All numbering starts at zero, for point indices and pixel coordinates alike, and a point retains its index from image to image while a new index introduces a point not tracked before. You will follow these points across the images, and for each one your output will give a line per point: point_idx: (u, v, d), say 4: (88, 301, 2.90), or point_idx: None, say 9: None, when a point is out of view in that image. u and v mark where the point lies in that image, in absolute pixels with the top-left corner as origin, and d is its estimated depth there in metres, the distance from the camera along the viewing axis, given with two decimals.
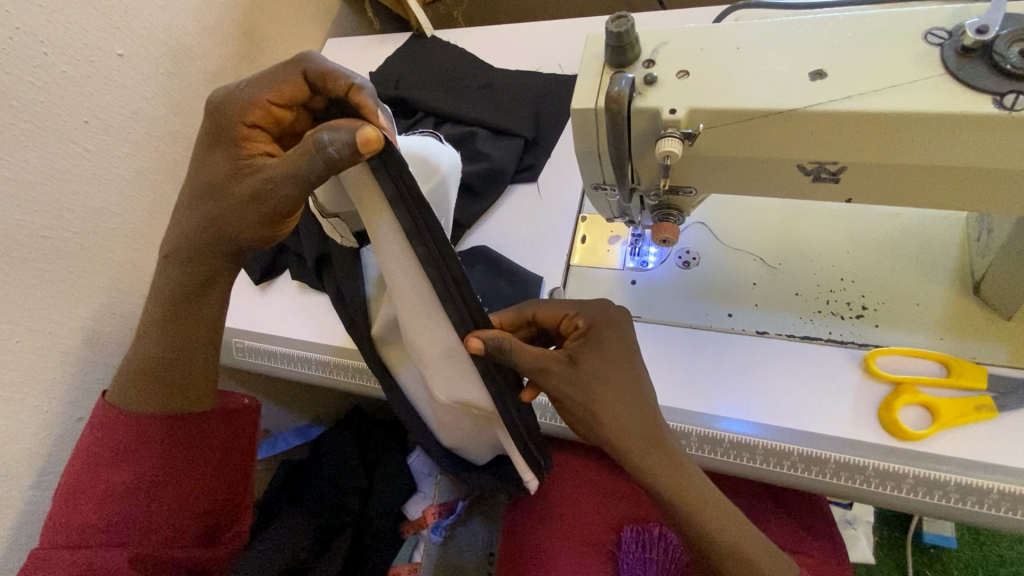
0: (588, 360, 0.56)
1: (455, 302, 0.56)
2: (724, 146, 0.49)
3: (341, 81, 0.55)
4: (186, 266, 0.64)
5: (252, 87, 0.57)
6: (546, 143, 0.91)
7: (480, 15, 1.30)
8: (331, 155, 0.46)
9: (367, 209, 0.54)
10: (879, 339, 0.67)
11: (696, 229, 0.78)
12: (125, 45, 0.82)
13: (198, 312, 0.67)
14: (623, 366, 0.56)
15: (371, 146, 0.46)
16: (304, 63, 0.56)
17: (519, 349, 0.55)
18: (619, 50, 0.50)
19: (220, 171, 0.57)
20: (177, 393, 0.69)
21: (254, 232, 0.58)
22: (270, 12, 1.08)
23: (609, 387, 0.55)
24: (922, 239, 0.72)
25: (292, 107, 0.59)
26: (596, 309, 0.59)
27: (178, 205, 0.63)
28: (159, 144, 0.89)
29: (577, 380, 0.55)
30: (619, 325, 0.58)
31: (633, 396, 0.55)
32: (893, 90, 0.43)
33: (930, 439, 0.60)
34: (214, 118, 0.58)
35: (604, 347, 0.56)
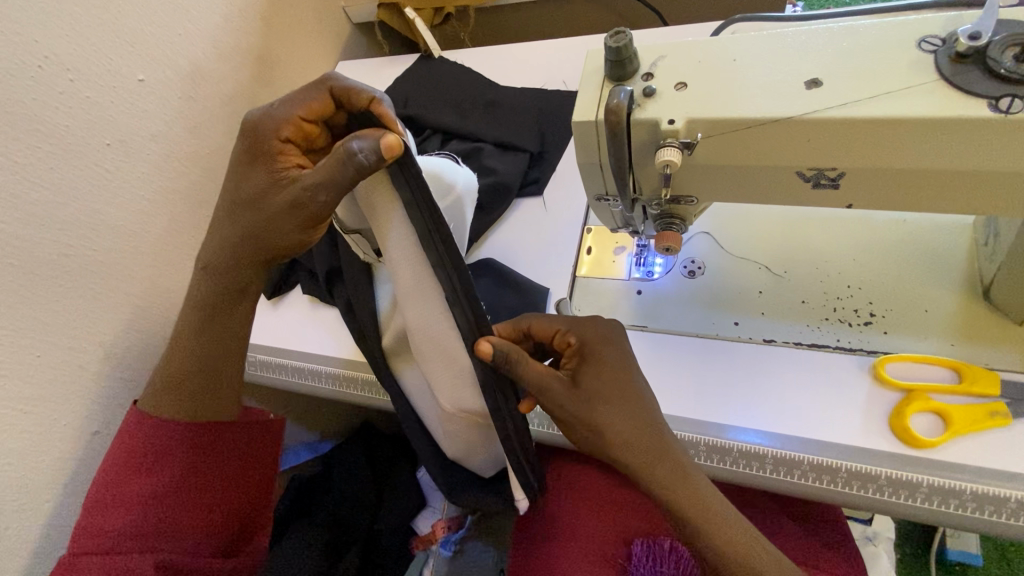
0: (588, 377, 0.58)
1: (462, 306, 0.56)
2: (724, 155, 0.50)
3: (364, 95, 0.58)
4: (222, 276, 0.66)
5: (284, 105, 0.60)
6: (552, 157, 0.93)
7: (486, 36, 1.33)
8: (361, 162, 0.49)
9: (379, 217, 0.57)
10: (888, 346, 0.67)
11: (700, 239, 0.79)
12: (146, 71, 0.85)
13: (230, 321, 0.69)
14: (622, 381, 0.58)
15: (393, 152, 0.49)
16: (331, 80, 0.59)
17: (523, 366, 0.56)
18: (618, 64, 0.51)
19: (258, 185, 0.60)
20: (209, 400, 0.71)
21: (289, 241, 0.60)
22: (283, 37, 1.12)
23: (609, 404, 0.56)
24: (930, 245, 0.71)
25: (320, 122, 0.61)
26: (590, 329, 0.62)
27: (216, 219, 0.66)
28: (177, 164, 0.92)
29: (580, 397, 0.56)
30: (614, 342, 0.61)
31: (634, 407, 0.56)
32: (890, 96, 0.44)
33: (943, 447, 0.59)
34: (250, 135, 0.61)
35: (603, 364, 0.58)
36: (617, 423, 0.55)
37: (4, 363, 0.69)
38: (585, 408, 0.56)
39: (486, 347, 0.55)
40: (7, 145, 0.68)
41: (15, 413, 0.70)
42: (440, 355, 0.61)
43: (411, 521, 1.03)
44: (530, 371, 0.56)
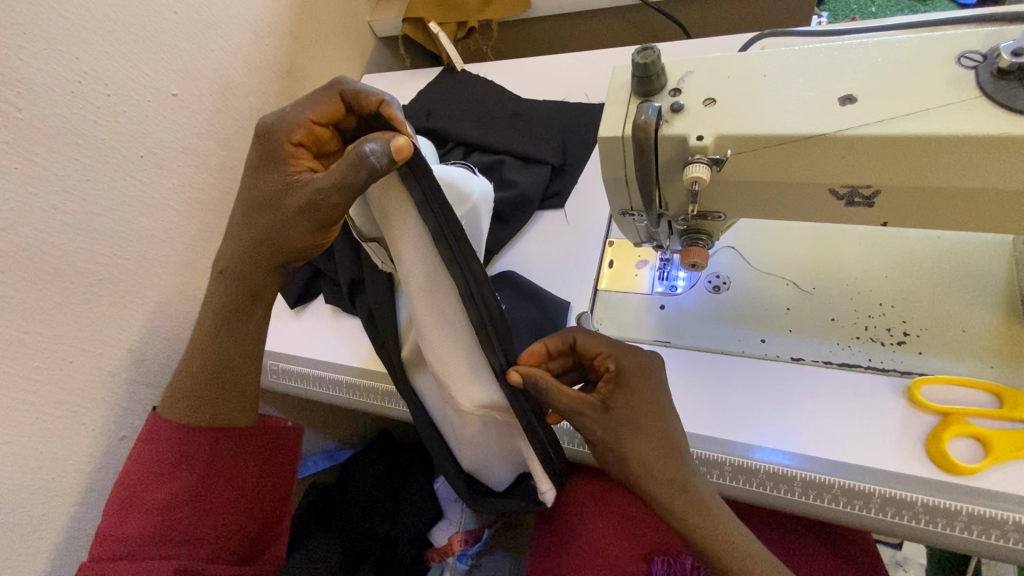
0: (622, 407, 0.56)
1: (477, 302, 0.55)
2: (754, 172, 0.50)
3: (373, 98, 0.59)
4: (237, 281, 0.67)
5: (295, 109, 0.61)
6: (573, 170, 0.92)
7: (508, 49, 1.35)
8: (372, 165, 0.49)
9: (390, 219, 0.57)
10: (923, 367, 0.64)
11: (726, 253, 0.77)
12: (179, 85, 0.88)
13: (245, 325, 0.69)
14: (653, 415, 0.57)
15: (403, 154, 0.50)
16: (340, 85, 0.60)
17: (556, 391, 0.57)
18: (645, 79, 0.51)
19: (271, 188, 0.61)
20: (223, 404, 0.72)
21: (301, 243, 0.60)
22: (310, 51, 1.15)
23: (639, 435, 0.56)
24: (967, 263, 0.69)
25: (330, 126, 0.62)
26: (631, 359, 0.60)
27: (231, 224, 0.67)
28: (205, 175, 0.94)
29: (611, 425, 0.56)
30: (649, 372, 0.60)
31: (663, 441, 0.56)
32: (928, 113, 0.43)
33: (984, 473, 0.57)
34: (263, 141, 0.62)
35: (637, 396, 0.57)
36: (642, 456, 0.55)
37: (38, 368, 0.71)
38: (611, 436, 0.56)
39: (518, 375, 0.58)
40: (47, 157, 0.70)
41: (45, 417, 0.72)
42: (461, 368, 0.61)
43: (429, 532, 1.02)
44: (561, 397, 0.57)
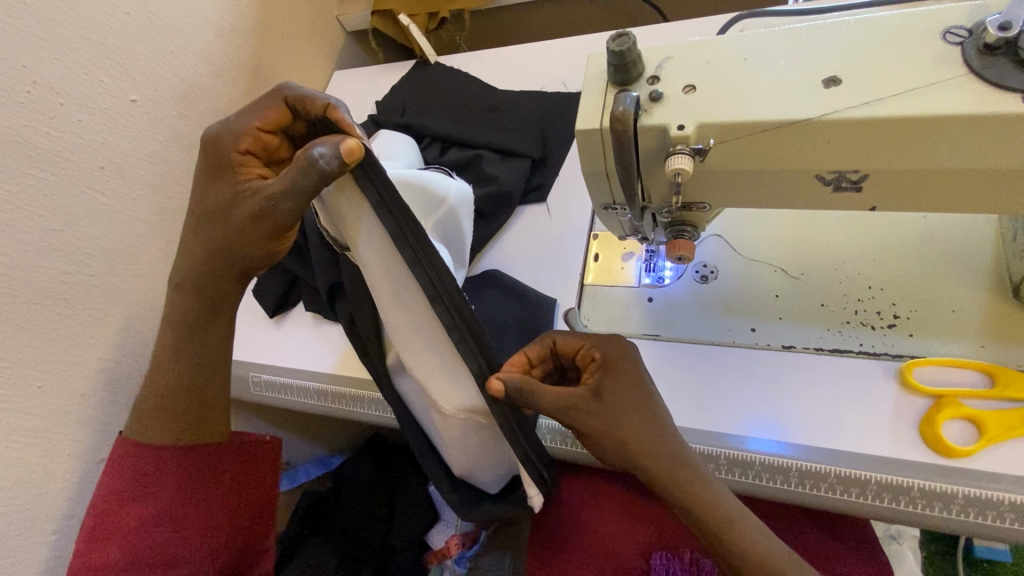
0: (612, 391, 0.57)
1: (446, 305, 0.52)
2: (737, 160, 0.48)
3: (318, 102, 0.57)
4: (197, 294, 0.63)
5: (239, 118, 0.59)
6: (554, 163, 0.90)
7: (481, 40, 1.32)
8: (321, 169, 0.47)
9: (349, 221, 0.54)
10: (915, 349, 0.63)
11: (713, 242, 0.76)
12: (138, 91, 0.84)
13: (207, 338, 0.66)
14: (641, 395, 0.57)
15: (354, 156, 0.47)
16: (284, 91, 0.59)
17: (541, 390, 0.55)
18: (622, 68, 0.48)
19: (220, 199, 0.58)
20: (186, 421, 0.68)
21: (258, 250, 0.57)
22: (276, 49, 1.10)
23: (631, 413, 0.56)
24: (954, 241, 0.68)
25: (278, 132, 0.60)
26: (611, 346, 0.61)
27: (184, 236, 0.63)
28: (173, 183, 0.90)
29: (605, 412, 0.56)
30: (632, 356, 0.60)
31: (651, 417, 0.56)
32: (915, 93, 0.41)
33: (978, 455, 0.57)
34: (209, 152, 0.59)
35: (625, 379, 0.58)
36: (637, 434, 0.55)
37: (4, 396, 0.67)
38: (609, 423, 0.55)
39: (499, 384, 0.55)
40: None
41: (16, 445, 0.69)
42: (442, 376, 0.59)
43: (425, 535, 0.98)
44: (553, 396, 0.56)
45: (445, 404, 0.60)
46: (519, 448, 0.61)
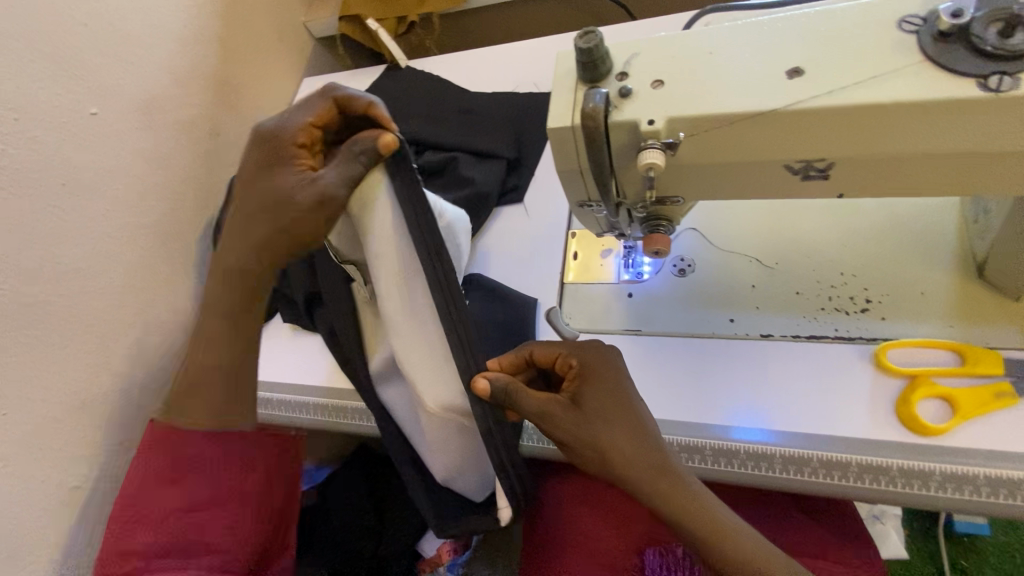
0: (590, 400, 0.57)
1: (444, 289, 0.55)
2: (706, 152, 0.48)
3: (363, 101, 0.55)
4: (234, 289, 0.59)
5: (292, 116, 0.57)
6: (529, 164, 0.91)
7: (451, 42, 1.31)
8: (363, 162, 0.51)
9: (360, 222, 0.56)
10: (888, 333, 0.65)
11: (688, 236, 0.77)
12: (99, 104, 0.81)
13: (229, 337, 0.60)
14: (620, 403, 0.57)
15: (389, 150, 0.51)
16: (333, 90, 0.56)
17: (522, 396, 0.57)
18: (591, 65, 0.49)
19: (271, 193, 0.55)
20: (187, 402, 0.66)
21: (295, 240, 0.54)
22: (243, 57, 1.08)
23: (610, 422, 0.56)
24: (919, 224, 0.70)
25: (327, 131, 0.57)
26: (590, 353, 0.61)
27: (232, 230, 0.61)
28: (139, 198, 0.88)
29: (581, 420, 0.56)
30: (612, 363, 0.60)
31: (631, 423, 0.56)
32: (875, 81, 0.42)
33: (951, 432, 0.58)
34: (266, 148, 0.57)
35: (604, 387, 0.58)
36: (618, 442, 0.55)
37: None
38: (586, 431, 0.56)
39: (485, 384, 0.56)
40: None
41: None
42: (430, 376, 0.58)
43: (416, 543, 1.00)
44: (529, 401, 0.57)
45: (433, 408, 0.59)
46: (496, 453, 0.60)
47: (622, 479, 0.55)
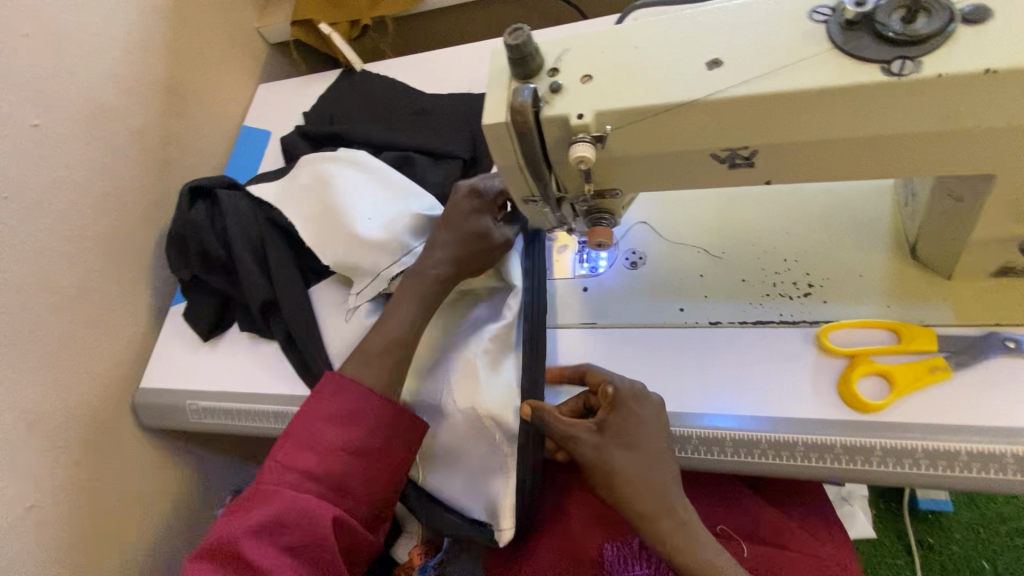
0: (614, 432, 0.58)
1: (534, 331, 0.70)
2: (635, 144, 0.49)
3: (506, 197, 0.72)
4: None
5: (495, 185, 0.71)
6: (485, 163, 0.91)
7: (410, 45, 1.31)
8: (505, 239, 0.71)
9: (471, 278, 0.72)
10: (829, 315, 0.67)
11: (639, 229, 0.78)
12: (41, 116, 0.80)
13: None
14: (641, 439, 0.57)
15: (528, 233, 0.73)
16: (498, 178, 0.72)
17: (552, 421, 0.59)
18: (521, 61, 0.49)
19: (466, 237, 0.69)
20: None
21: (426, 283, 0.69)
22: (196, 65, 1.07)
23: (627, 455, 0.56)
24: (857, 209, 0.72)
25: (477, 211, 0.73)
26: (628, 386, 0.60)
27: None
28: (88, 210, 0.86)
29: (601, 450, 0.57)
30: (647, 399, 0.59)
31: (646, 459, 0.57)
32: (787, 69, 0.43)
33: (891, 408, 0.60)
34: (466, 199, 0.70)
35: (631, 422, 0.58)
36: (626, 480, 0.55)
37: None
38: (601, 462, 0.57)
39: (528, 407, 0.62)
40: None
41: None
42: (494, 382, 0.67)
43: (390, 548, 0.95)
44: (554, 424, 0.59)
45: (478, 405, 0.65)
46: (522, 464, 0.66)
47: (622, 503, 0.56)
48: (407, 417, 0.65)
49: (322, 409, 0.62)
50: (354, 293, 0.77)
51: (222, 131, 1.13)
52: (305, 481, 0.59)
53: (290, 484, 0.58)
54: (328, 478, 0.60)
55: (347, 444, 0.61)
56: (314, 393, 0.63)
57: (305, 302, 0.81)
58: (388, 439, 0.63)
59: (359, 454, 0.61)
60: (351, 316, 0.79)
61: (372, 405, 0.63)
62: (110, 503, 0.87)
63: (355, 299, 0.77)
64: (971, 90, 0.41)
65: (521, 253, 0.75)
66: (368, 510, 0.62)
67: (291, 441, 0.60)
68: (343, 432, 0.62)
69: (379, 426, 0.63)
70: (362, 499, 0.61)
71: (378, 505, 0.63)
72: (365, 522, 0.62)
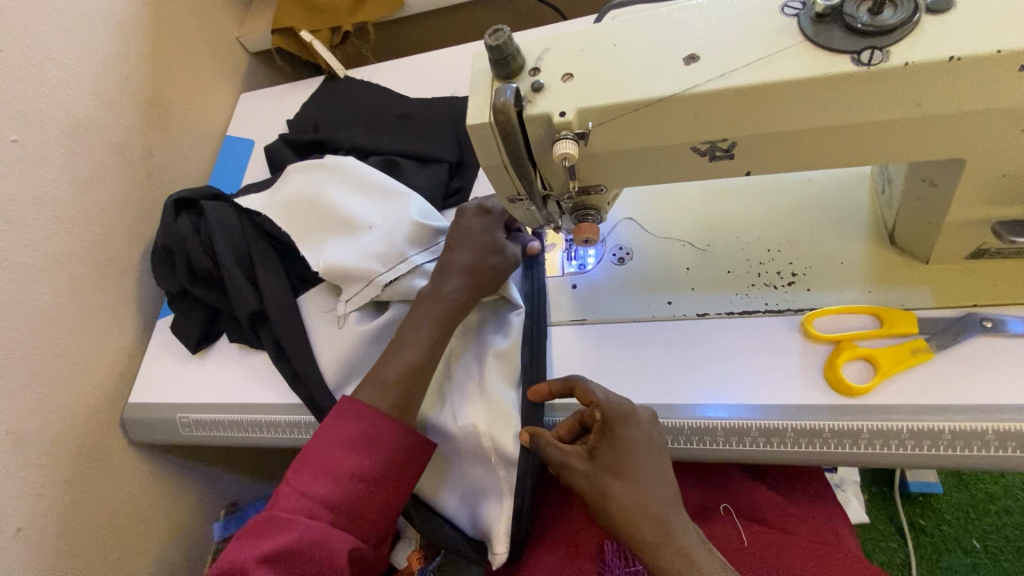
0: (605, 456, 0.57)
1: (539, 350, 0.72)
2: (617, 140, 0.50)
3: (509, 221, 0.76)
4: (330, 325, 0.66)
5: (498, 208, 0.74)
6: (470, 165, 0.92)
7: (391, 51, 1.32)
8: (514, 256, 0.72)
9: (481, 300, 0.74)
10: (813, 302, 0.68)
11: (625, 225, 0.79)
12: (19, 130, 0.79)
13: None
14: (633, 464, 0.57)
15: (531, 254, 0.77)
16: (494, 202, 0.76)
17: (546, 446, 0.61)
18: (503, 62, 0.50)
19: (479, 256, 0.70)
20: None
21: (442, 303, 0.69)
22: (176, 76, 1.06)
23: (619, 481, 0.56)
24: (836, 198, 0.74)
25: None
26: (615, 408, 0.59)
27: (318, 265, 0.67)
28: (69, 224, 0.85)
29: (594, 476, 0.57)
30: (637, 420, 0.59)
31: (639, 484, 0.56)
32: (762, 62, 0.44)
33: (876, 390, 0.61)
34: (474, 221, 0.72)
35: (622, 446, 0.57)
36: (622, 503, 0.55)
37: None
38: (594, 489, 0.57)
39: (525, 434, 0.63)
40: None
41: None
42: (505, 396, 0.70)
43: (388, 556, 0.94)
44: (550, 451, 0.60)
45: (487, 425, 0.67)
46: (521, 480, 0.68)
47: (619, 508, 0.55)
48: (419, 445, 0.66)
49: (341, 436, 0.63)
50: (343, 301, 0.77)
51: (205, 142, 1.12)
52: (319, 510, 0.59)
53: (304, 512, 0.59)
54: (343, 506, 0.60)
55: (362, 471, 0.62)
56: (332, 419, 0.64)
57: (295, 312, 0.81)
58: (400, 466, 0.64)
59: (373, 481, 0.62)
60: (344, 323, 0.78)
61: (388, 432, 0.64)
62: (101, 520, 0.86)
63: (344, 306, 0.77)
64: (940, 77, 0.42)
65: (519, 278, 0.78)
66: (376, 536, 0.63)
67: (307, 467, 0.61)
68: (357, 459, 0.62)
69: (392, 454, 0.64)
70: (374, 527, 0.62)
71: (385, 531, 0.64)
72: (373, 549, 0.63)
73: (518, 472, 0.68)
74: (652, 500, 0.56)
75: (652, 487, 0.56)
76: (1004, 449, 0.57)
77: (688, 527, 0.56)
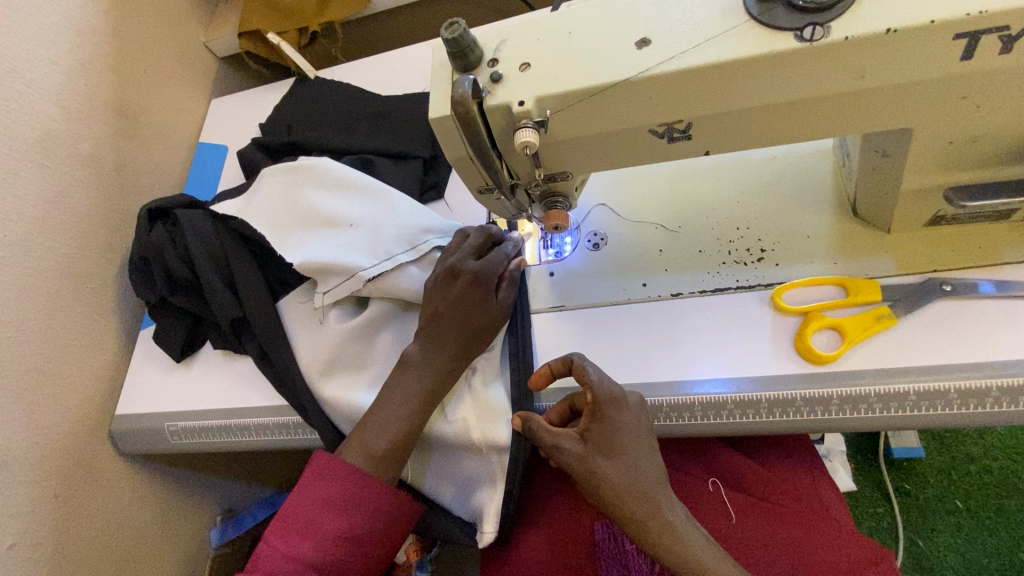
0: (597, 439, 0.58)
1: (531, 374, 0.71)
2: (576, 126, 0.51)
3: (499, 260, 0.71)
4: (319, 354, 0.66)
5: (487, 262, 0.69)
6: (444, 160, 0.93)
7: (361, 48, 1.31)
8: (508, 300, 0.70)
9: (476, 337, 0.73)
10: (782, 277, 0.70)
11: (599, 211, 0.80)
12: None
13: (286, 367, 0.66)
14: (621, 444, 0.57)
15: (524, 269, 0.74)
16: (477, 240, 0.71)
17: (538, 428, 0.61)
18: (460, 54, 0.50)
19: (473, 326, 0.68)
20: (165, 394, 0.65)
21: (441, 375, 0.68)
22: (143, 84, 1.05)
23: (609, 461, 0.57)
24: (801, 174, 0.75)
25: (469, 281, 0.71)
26: (606, 389, 0.59)
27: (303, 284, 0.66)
28: (43, 240, 0.84)
29: (585, 457, 0.57)
30: (627, 401, 0.59)
31: (627, 464, 0.57)
32: (710, 43, 0.46)
33: (843, 358, 0.63)
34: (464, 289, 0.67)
35: (612, 426, 0.58)
36: (614, 483, 0.56)
37: None
38: (585, 470, 0.57)
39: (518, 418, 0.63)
40: None
41: None
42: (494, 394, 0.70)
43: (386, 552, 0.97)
44: (542, 433, 0.60)
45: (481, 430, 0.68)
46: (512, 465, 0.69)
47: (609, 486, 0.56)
48: (405, 502, 0.66)
49: (327, 495, 0.63)
50: (321, 293, 0.76)
51: (177, 150, 1.11)
52: (302, 572, 0.59)
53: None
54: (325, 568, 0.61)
55: (345, 532, 0.62)
56: (314, 477, 0.64)
57: (275, 315, 0.81)
58: (382, 526, 0.65)
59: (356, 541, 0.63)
60: (325, 321, 0.79)
61: (375, 492, 0.64)
62: (95, 532, 0.86)
63: (321, 298, 0.76)
64: (881, 49, 0.43)
65: None
66: None
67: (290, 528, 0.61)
68: (341, 519, 0.63)
69: (377, 513, 0.64)
70: None
71: None
72: None
73: (509, 457, 0.69)
74: (640, 475, 0.57)
75: (640, 463, 0.58)
76: (965, 406, 0.59)
77: (669, 501, 0.58)
